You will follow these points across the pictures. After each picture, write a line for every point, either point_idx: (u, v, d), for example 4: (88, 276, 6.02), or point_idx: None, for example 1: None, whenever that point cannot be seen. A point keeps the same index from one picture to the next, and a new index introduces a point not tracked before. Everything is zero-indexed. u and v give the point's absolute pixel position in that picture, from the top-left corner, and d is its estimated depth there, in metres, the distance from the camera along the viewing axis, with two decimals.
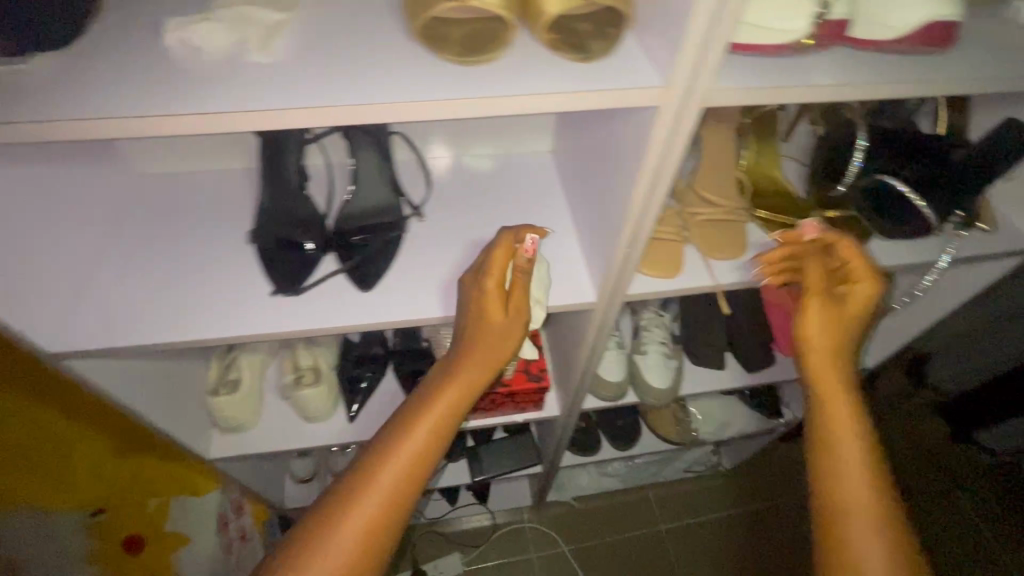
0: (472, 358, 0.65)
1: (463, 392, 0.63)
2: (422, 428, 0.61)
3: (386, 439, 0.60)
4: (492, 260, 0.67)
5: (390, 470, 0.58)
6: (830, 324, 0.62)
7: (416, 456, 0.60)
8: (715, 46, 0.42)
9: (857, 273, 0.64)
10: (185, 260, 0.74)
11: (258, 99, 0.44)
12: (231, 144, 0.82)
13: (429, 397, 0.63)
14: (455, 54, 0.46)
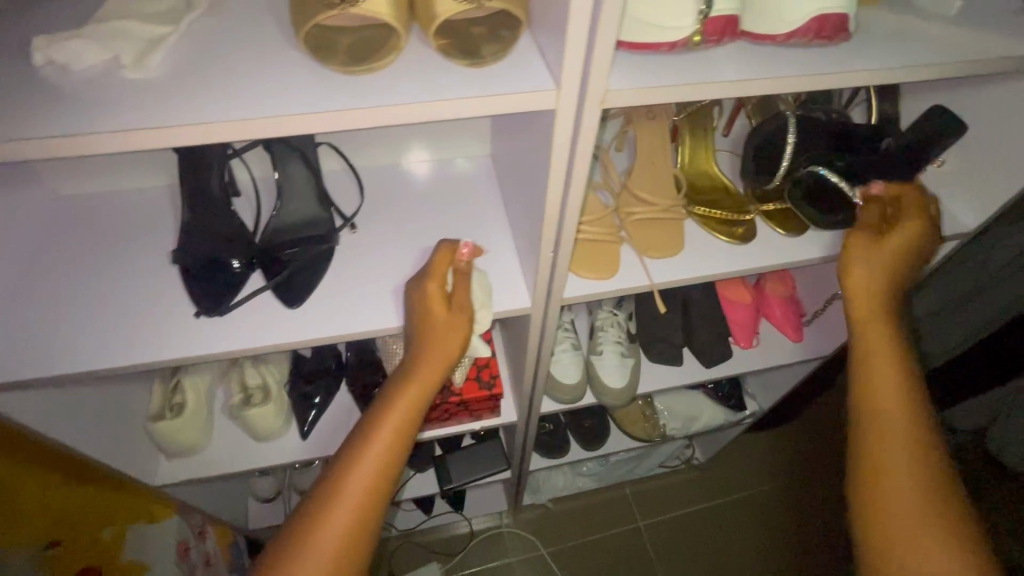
0: (419, 364, 0.63)
1: (414, 401, 0.62)
2: (377, 444, 0.59)
3: (341, 461, 0.59)
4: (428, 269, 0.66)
5: (355, 483, 0.58)
6: (880, 269, 0.65)
7: (379, 466, 0.59)
8: (599, 45, 0.42)
9: (912, 203, 0.68)
10: (102, 284, 0.71)
11: (132, 118, 0.42)
12: (154, 161, 0.78)
13: (381, 411, 0.61)
14: (339, 65, 0.45)
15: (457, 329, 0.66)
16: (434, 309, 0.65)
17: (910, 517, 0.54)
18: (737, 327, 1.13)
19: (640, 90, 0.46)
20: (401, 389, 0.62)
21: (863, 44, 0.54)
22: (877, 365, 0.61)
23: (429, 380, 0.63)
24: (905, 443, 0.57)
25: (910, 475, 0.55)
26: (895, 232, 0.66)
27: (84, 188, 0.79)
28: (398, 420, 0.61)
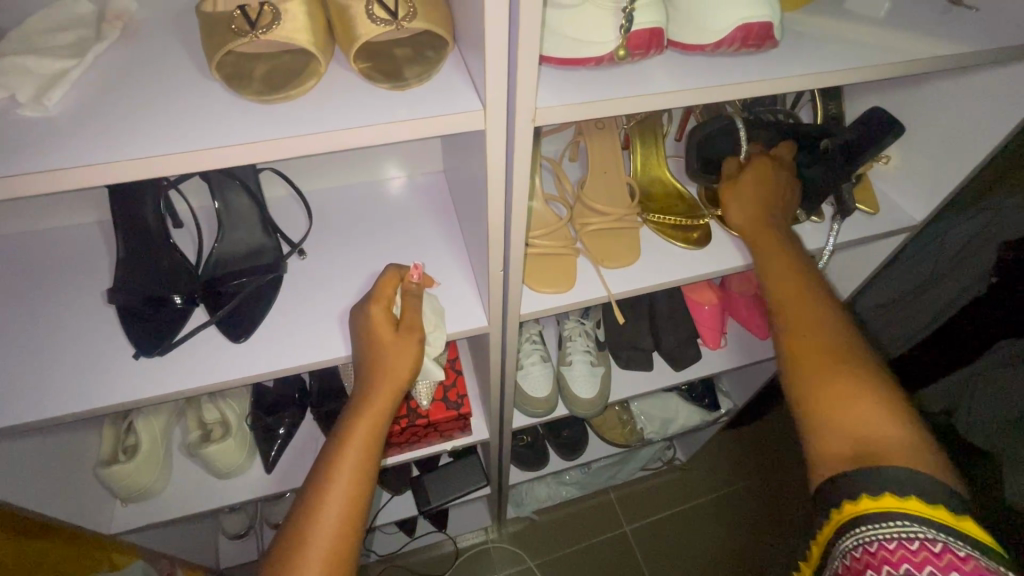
0: (371, 386, 0.61)
1: (373, 423, 0.61)
2: (341, 475, 0.57)
3: (304, 504, 0.57)
4: (372, 295, 0.64)
5: (326, 524, 0.55)
6: (747, 210, 0.69)
7: (349, 503, 0.57)
8: (524, 65, 0.41)
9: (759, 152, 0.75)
10: (31, 329, 0.67)
11: (33, 160, 0.39)
12: (84, 196, 0.75)
13: (340, 440, 0.59)
14: (253, 94, 0.43)
15: (409, 351, 0.63)
16: (383, 332, 0.63)
17: (848, 401, 0.51)
18: (705, 328, 1.14)
19: (570, 106, 0.45)
20: (357, 414, 0.61)
21: (792, 49, 0.54)
22: (783, 284, 0.61)
23: (385, 402, 0.61)
24: (820, 340, 0.55)
25: (836, 364, 0.53)
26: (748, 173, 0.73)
27: (10, 227, 0.75)
28: (358, 447, 0.59)
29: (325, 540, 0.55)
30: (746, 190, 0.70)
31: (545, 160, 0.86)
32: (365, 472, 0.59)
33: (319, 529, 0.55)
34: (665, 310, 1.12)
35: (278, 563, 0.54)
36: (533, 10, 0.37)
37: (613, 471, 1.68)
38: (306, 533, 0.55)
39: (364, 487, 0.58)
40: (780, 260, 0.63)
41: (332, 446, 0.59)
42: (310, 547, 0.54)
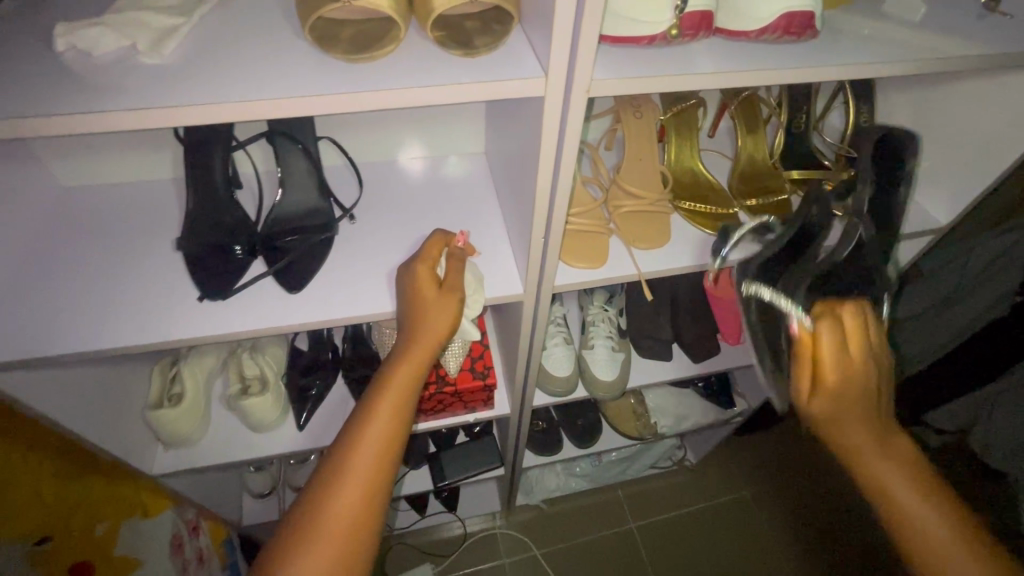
0: (409, 336, 0.66)
1: (411, 370, 0.64)
2: (377, 413, 0.61)
3: (343, 434, 0.61)
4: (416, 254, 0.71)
5: (362, 455, 0.59)
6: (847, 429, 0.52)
7: (382, 441, 0.60)
8: (585, 41, 0.45)
9: (833, 334, 0.53)
10: (106, 269, 0.73)
11: (148, 99, 0.45)
12: (157, 154, 0.81)
13: (380, 382, 0.64)
14: (341, 53, 0.48)
15: (445, 306, 0.68)
16: (426, 285, 0.68)
17: None
18: (726, 324, 1.17)
19: (624, 80, 0.50)
20: (393, 362, 0.65)
21: (831, 43, 0.57)
22: (921, 534, 0.49)
23: (422, 351, 0.65)
24: None
25: None
26: (834, 365, 0.53)
27: (88, 179, 0.82)
28: (397, 389, 0.63)
29: (357, 471, 0.58)
30: (837, 399, 0.52)
31: (584, 145, 0.90)
32: (402, 414, 0.62)
33: (354, 461, 0.59)
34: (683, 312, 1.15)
35: (316, 484, 0.58)
36: None
37: (624, 465, 1.70)
38: (342, 462, 0.59)
39: (398, 429, 0.62)
40: (905, 495, 0.50)
41: (373, 387, 0.64)
42: (345, 478, 0.58)
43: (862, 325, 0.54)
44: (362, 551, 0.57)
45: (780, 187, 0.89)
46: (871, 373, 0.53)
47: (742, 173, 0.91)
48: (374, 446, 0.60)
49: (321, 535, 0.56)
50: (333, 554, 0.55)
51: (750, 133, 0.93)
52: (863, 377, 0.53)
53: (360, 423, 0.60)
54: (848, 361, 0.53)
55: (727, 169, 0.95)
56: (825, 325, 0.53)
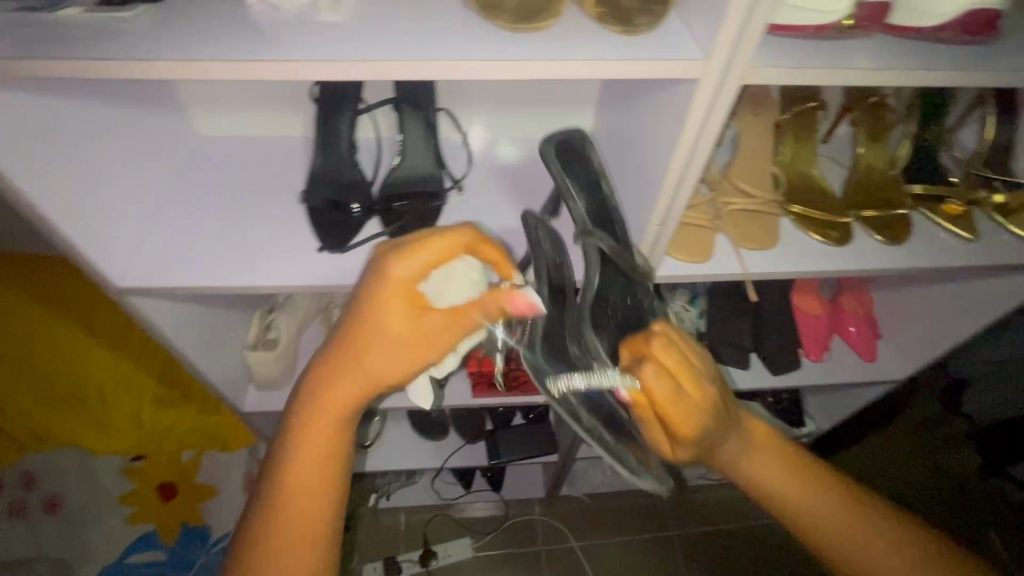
0: (341, 360, 0.54)
1: (345, 398, 0.54)
2: (309, 446, 0.54)
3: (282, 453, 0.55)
4: (394, 255, 0.53)
5: (303, 478, 0.54)
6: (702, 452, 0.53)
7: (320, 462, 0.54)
8: (753, 28, 0.45)
9: (664, 391, 0.48)
10: (236, 213, 0.79)
11: (327, 53, 0.48)
12: (288, 112, 0.86)
13: (304, 410, 0.55)
14: (505, 22, 0.49)
15: (416, 345, 0.53)
16: (399, 309, 0.53)
17: None
18: (808, 337, 1.11)
19: (782, 69, 0.49)
20: (319, 388, 0.54)
21: (1008, 49, 0.54)
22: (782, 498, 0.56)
23: (358, 379, 0.54)
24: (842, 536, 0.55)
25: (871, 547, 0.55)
26: (676, 420, 0.49)
27: (223, 129, 0.88)
28: (326, 419, 0.54)
29: (299, 507, 0.54)
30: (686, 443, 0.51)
31: None
32: (336, 442, 0.55)
33: (295, 497, 0.54)
34: (763, 319, 1.09)
35: (259, 517, 0.55)
36: None
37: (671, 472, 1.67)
38: (282, 497, 0.54)
39: (335, 457, 0.55)
40: (765, 464, 0.57)
41: (296, 412, 0.55)
42: (286, 514, 0.54)
43: (681, 353, 0.50)
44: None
45: (900, 202, 0.85)
46: (709, 390, 0.51)
47: (859, 182, 0.87)
48: (311, 481, 0.54)
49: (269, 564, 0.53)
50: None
51: (873, 142, 0.89)
52: (709, 411, 0.51)
53: (292, 454, 0.54)
54: (690, 406, 0.49)
55: (842, 177, 0.91)
56: (661, 391, 0.48)
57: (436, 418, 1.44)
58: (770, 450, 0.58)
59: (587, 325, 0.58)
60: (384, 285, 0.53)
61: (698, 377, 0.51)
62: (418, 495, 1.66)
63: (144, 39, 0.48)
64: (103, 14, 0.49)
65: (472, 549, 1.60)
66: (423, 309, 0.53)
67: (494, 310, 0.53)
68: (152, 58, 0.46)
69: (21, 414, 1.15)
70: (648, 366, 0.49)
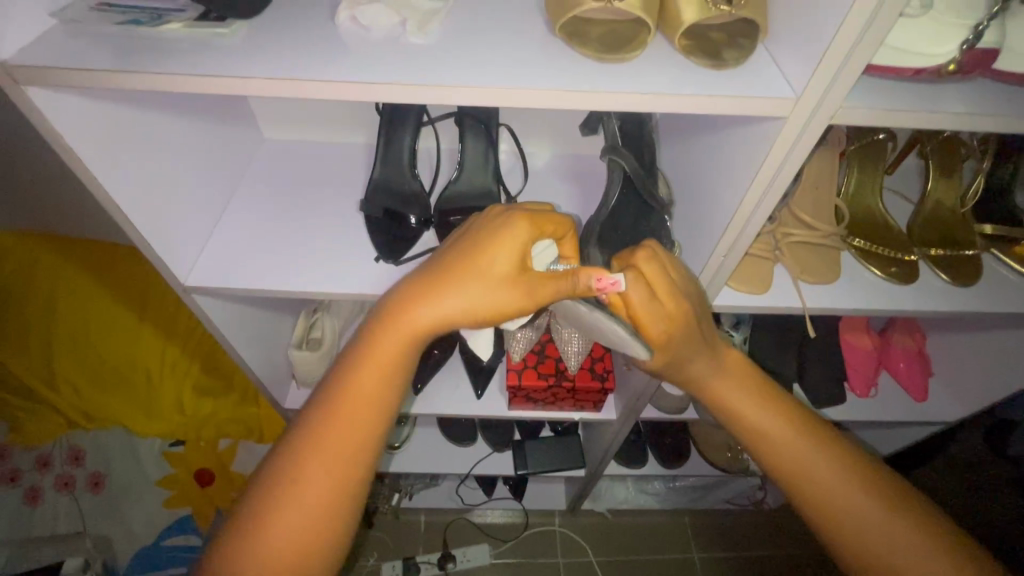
0: (423, 295, 0.51)
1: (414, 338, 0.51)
2: (361, 383, 0.51)
3: (323, 400, 0.52)
4: (520, 216, 0.54)
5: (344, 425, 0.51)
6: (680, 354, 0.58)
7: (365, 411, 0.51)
8: (852, 69, 0.44)
9: (639, 296, 0.54)
10: (296, 218, 0.80)
11: (416, 74, 0.48)
12: (352, 120, 0.88)
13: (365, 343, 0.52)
14: (592, 51, 0.50)
15: (505, 305, 0.52)
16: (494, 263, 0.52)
17: (859, 518, 0.54)
18: (856, 372, 1.07)
19: (876, 111, 0.48)
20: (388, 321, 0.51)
21: None
22: (744, 419, 0.59)
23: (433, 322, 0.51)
24: (801, 465, 0.57)
25: (833, 483, 0.56)
26: (644, 320, 0.55)
27: (289, 134, 0.91)
28: (386, 359, 0.51)
29: (334, 448, 0.50)
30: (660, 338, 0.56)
31: None
32: (389, 388, 0.52)
33: (331, 437, 0.51)
34: (810, 350, 1.05)
35: (285, 453, 0.51)
36: (888, 19, 0.40)
37: (697, 493, 1.63)
38: (316, 436, 0.51)
39: (383, 403, 0.52)
40: (732, 389, 0.61)
41: (358, 343, 0.53)
42: (317, 456, 0.50)
43: (661, 267, 0.56)
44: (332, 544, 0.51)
45: (968, 241, 0.82)
46: (682, 303, 0.56)
47: (925, 218, 0.85)
48: (350, 425, 0.51)
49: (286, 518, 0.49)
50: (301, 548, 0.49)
51: (943, 178, 0.86)
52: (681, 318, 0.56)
53: (341, 390, 0.52)
54: (660, 310, 0.55)
55: (905, 212, 0.89)
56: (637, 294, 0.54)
57: (464, 424, 1.45)
58: (752, 389, 0.61)
59: (591, 242, 0.74)
60: (507, 236, 0.53)
61: (675, 289, 0.56)
62: (440, 499, 1.64)
63: (239, 54, 0.49)
64: (202, 28, 0.50)
65: (490, 556, 1.60)
66: (528, 273, 0.53)
67: (578, 287, 0.53)
68: (249, 75, 0.47)
69: (73, 392, 1.19)
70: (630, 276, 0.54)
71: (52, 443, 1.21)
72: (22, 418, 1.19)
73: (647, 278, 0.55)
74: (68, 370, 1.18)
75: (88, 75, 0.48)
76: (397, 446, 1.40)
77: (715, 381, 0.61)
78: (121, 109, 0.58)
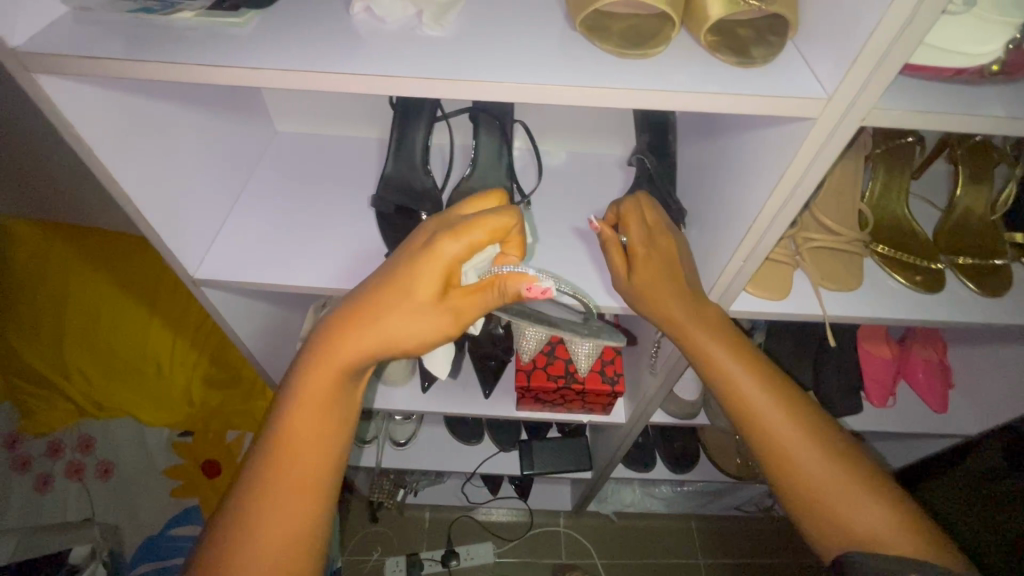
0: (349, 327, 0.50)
1: (360, 354, 0.51)
2: (319, 381, 0.51)
3: (286, 400, 0.52)
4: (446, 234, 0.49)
5: (312, 423, 0.51)
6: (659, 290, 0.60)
7: (331, 409, 0.52)
8: (888, 68, 0.42)
9: (636, 219, 0.61)
10: (307, 212, 0.79)
11: (432, 67, 0.47)
12: (366, 114, 0.87)
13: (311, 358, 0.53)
14: (613, 46, 0.48)
15: (443, 333, 0.51)
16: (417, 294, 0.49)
17: (829, 483, 0.56)
18: (874, 383, 1.03)
19: (914, 112, 0.45)
20: (327, 341, 0.51)
21: None
22: (726, 380, 0.60)
23: (374, 343, 0.50)
24: (778, 427, 0.58)
25: (807, 446, 0.57)
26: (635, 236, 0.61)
27: (302, 128, 0.90)
28: (332, 370, 0.51)
29: (309, 436, 0.52)
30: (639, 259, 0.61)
31: None
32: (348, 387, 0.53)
33: (301, 433, 0.51)
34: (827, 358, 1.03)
35: (263, 448, 0.52)
36: (931, 13, 0.38)
37: (704, 499, 1.60)
38: (285, 433, 0.51)
39: (342, 396, 0.53)
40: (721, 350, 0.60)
41: (310, 347, 0.52)
42: (292, 450, 0.51)
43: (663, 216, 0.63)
44: (316, 536, 0.52)
45: (998, 250, 0.79)
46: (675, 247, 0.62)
47: (952, 225, 0.82)
48: (319, 416, 0.52)
49: (267, 513, 0.50)
50: (284, 557, 0.50)
51: (973, 184, 0.83)
52: (663, 247, 0.61)
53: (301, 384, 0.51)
54: (651, 239, 0.61)
55: (931, 218, 0.86)
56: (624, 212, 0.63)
57: (471, 423, 1.44)
58: (737, 351, 0.61)
59: None
60: (430, 251, 0.49)
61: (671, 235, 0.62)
62: (445, 497, 1.63)
63: (252, 45, 0.48)
64: (214, 18, 0.49)
65: (493, 555, 1.59)
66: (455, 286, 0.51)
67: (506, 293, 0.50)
68: (260, 66, 0.46)
69: (87, 381, 1.21)
70: (627, 202, 0.63)
71: (64, 429, 1.22)
72: (33, 405, 1.20)
73: (648, 214, 0.62)
74: (79, 359, 1.19)
75: (99, 64, 0.47)
76: (403, 443, 1.40)
77: (704, 342, 0.61)
78: (132, 99, 0.57)
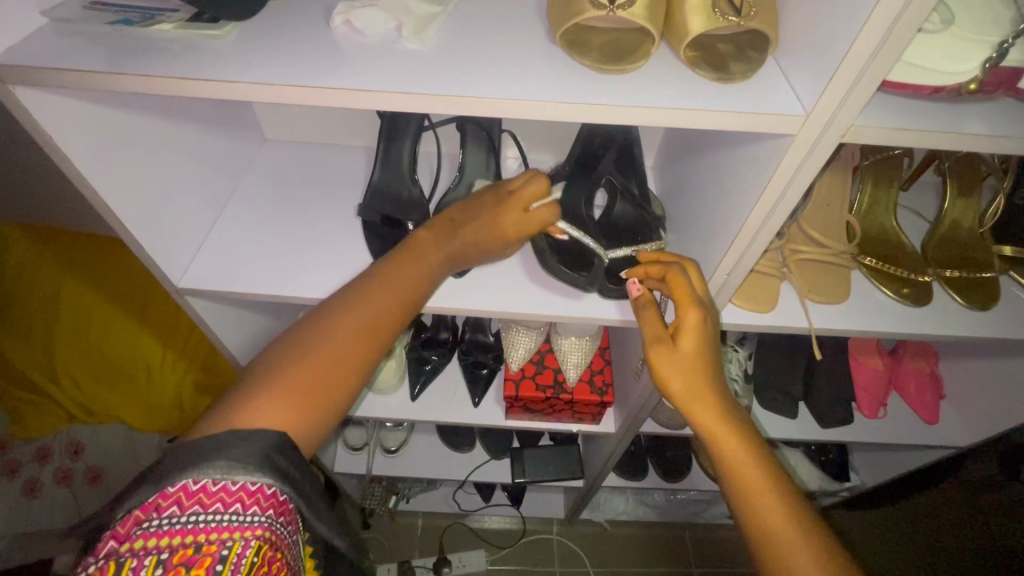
0: (444, 235, 0.62)
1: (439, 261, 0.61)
2: (402, 270, 0.58)
3: (359, 283, 0.57)
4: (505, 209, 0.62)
5: (374, 299, 0.55)
6: (690, 362, 0.57)
7: (398, 293, 0.57)
8: (865, 84, 0.41)
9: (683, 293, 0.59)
10: (295, 221, 0.79)
11: (411, 80, 0.47)
12: (354, 122, 0.87)
13: (384, 267, 0.58)
14: (592, 61, 0.48)
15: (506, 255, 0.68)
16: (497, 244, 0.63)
17: None
18: (865, 394, 1.02)
19: (892, 130, 0.45)
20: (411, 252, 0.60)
21: None
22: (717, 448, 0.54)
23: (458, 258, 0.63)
24: (767, 511, 0.50)
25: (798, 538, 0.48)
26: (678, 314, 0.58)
27: (292, 136, 0.90)
28: (416, 268, 0.59)
29: (365, 308, 0.54)
30: (684, 339, 0.57)
31: None
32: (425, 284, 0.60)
33: (361, 302, 0.54)
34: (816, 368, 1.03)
35: (317, 316, 0.54)
36: (906, 31, 0.38)
37: (698, 509, 1.59)
38: (342, 301, 0.55)
39: (412, 293, 0.58)
40: (719, 419, 0.54)
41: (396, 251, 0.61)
42: (347, 314, 0.53)
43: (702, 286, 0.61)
44: (333, 406, 0.50)
45: (986, 262, 0.78)
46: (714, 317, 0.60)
47: (940, 238, 0.82)
48: (384, 294, 0.56)
49: (306, 362, 0.50)
50: (303, 406, 0.48)
51: (962, 196, 0.83)
52: (707, 306, 0.58)
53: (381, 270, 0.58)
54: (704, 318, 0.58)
55: (919, 231, 0.86)
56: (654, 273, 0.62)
57: (463, 430, 1.43)
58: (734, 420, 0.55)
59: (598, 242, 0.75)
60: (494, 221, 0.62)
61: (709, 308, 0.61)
62: (437, 504, 1.62)
63: (229, 58, 0.48)
64: (193, 30, 0.49)
65: (485, 563, 1.58)
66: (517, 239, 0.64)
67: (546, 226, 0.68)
68: (234, 79, 0.46)
69: (76, 386, 1.19)
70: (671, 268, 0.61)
71: (53, 435, 1.19)
72: (24, 412, 1.18)
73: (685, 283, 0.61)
74: (68, 364, 1.18)
75: (77, 77, 0.47)
76: (394, 450, 1.39)
77: (702, 406, 0.55)
78: (116, 111, 0.57)
